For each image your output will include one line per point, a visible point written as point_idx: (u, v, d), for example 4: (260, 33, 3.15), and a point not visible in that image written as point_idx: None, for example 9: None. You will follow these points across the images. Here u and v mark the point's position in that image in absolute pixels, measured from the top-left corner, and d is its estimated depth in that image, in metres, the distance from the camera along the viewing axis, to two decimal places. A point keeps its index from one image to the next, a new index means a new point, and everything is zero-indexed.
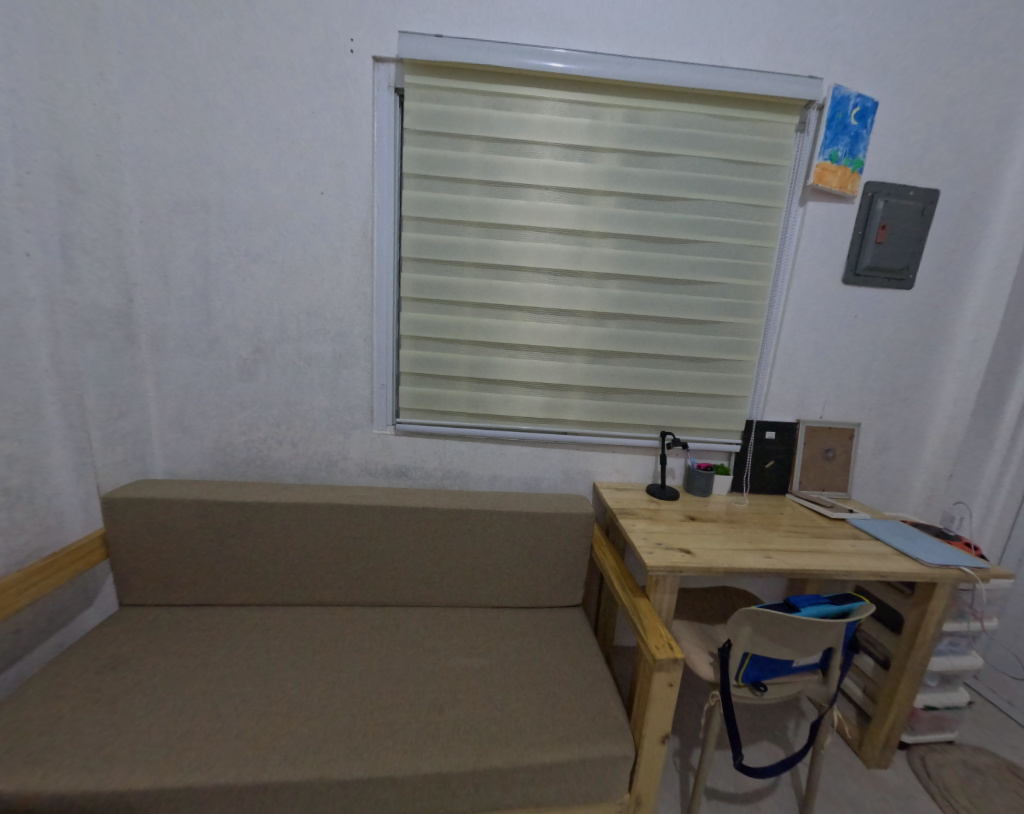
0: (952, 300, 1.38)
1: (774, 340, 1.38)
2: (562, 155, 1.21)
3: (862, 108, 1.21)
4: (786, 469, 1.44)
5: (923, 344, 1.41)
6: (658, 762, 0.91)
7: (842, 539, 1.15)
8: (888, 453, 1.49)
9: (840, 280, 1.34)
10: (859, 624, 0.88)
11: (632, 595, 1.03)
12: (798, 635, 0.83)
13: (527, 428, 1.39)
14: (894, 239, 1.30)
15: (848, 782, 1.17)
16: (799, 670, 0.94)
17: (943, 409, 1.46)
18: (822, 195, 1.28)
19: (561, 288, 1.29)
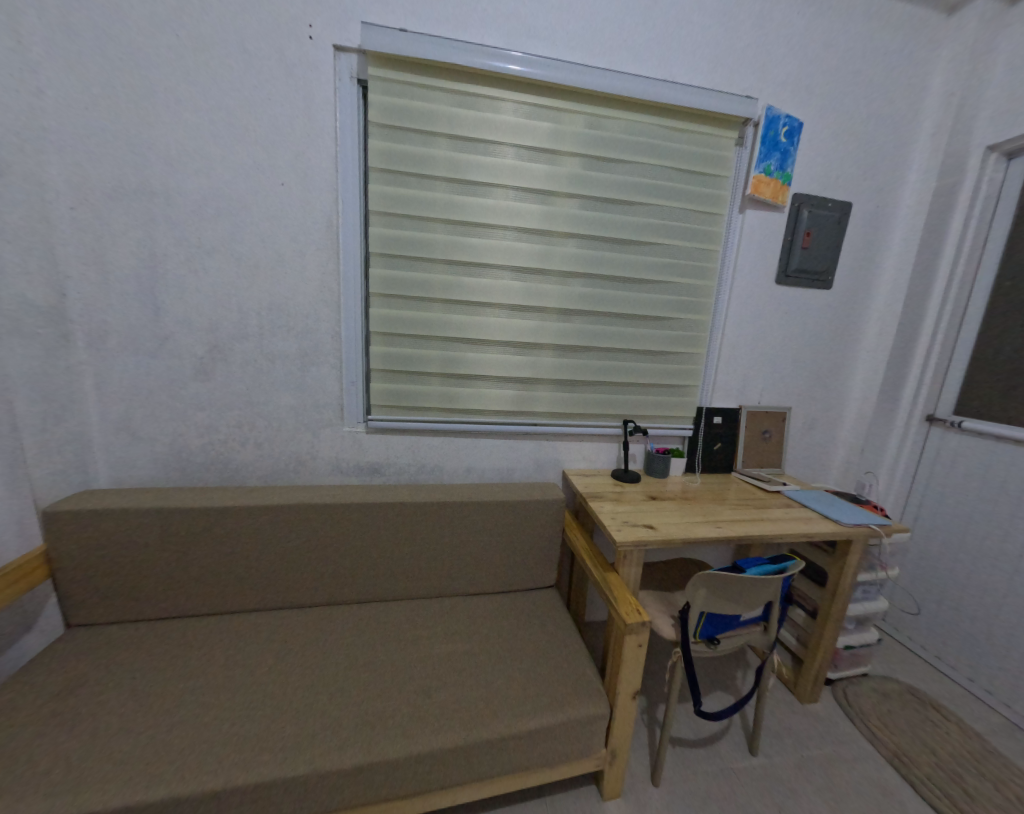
0: (862, 298, 1.60)
1: (720, 335, 1.52)
2: (526, 156, 1.26)
3: (790, 127, 1.36)
4: (730, 450, 1.60)
5: (840, 337, 1.62)
6: (629, 716, 1.00)
7: (777, 507, 1.31)
8: (813, 432, 1.70)
9: (773, 280, 1.50)
10: (794, 578, 1.03)
11: (603, 570, 1.12)
12: (746, 590, 0.96)
13: (498, 421, 1.44)
14: (817, 245, 1.48)
15: (787, 716, 1.35)
16: (745, 622, 1.07)
17: (857, 392, 1.69)
18: (758, 203, 1.43)
19: (526, 285, 1.34)
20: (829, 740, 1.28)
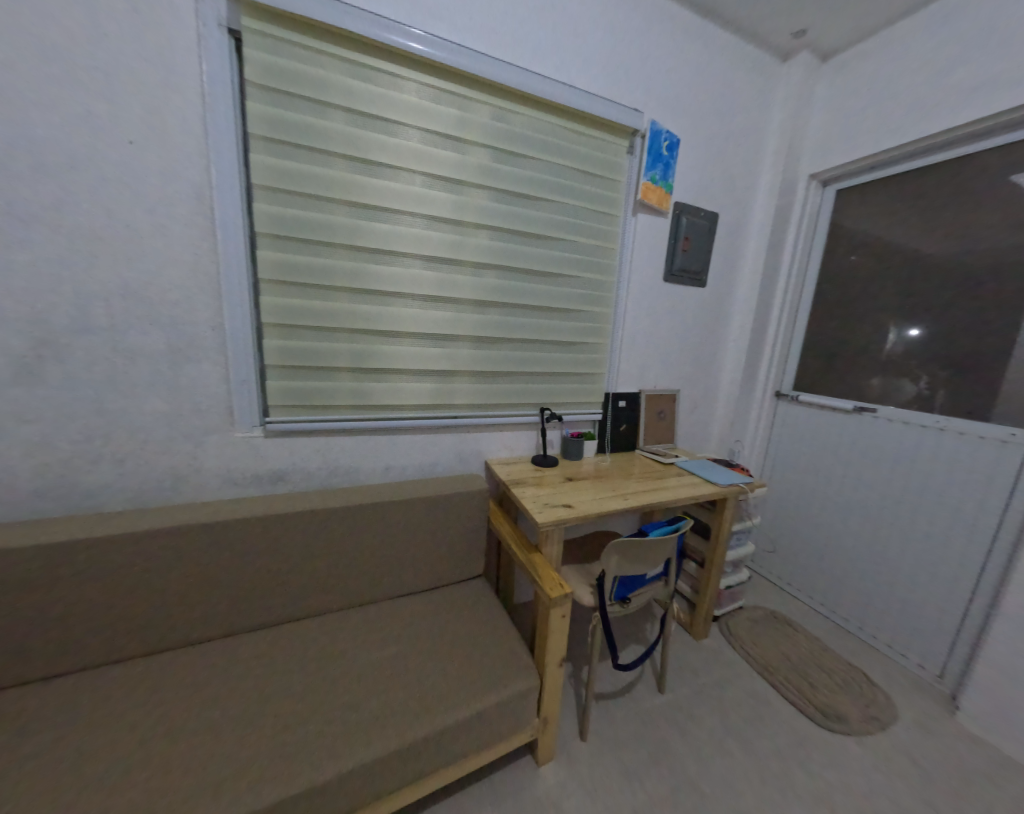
0: (728, 295, 1.89)
1: (621, 326, 1.67)
2: (432, 141, 1.22)
3: (671, 142, 1.53)
4: (633, 430, 1.78)
5: (713, 327, 1.89)
6: (558, 683, 1.07)
7: (672, 477, 1.51)
8: (696, 410, 1.98)
9: (661, 278, 1.69)
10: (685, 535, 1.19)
11: (528, 552, 1.17)
12: (649, 550, 1.09)
13: (416, 416, 1.39)
14: (694, 248, 1.70)
15: (686, 654, 1.57)
16: (651, 580, 1.22)
17: (727, 374, 2.00)
18: (648, 208, 1.59)
19: (439, 275, 1.31)
20: (717, 666, 1.52)
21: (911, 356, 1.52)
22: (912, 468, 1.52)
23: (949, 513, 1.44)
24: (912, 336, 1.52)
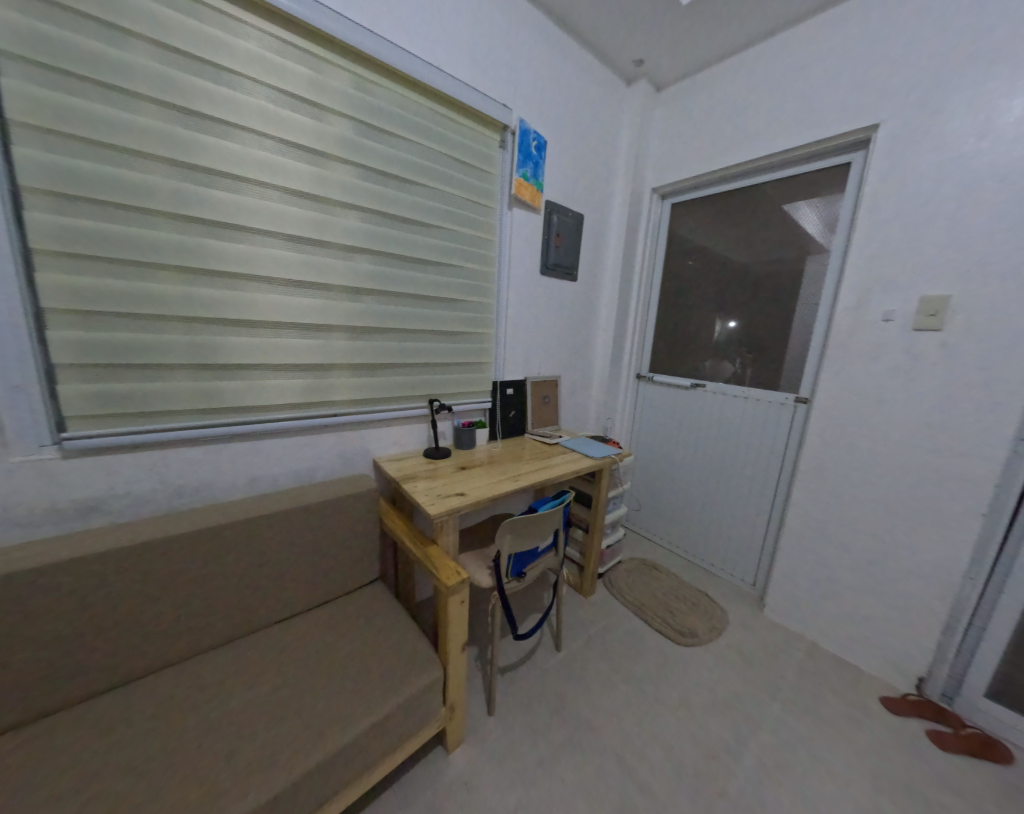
0: (596, 288, 2.11)
1: (504, 316, 1.72)
2: (281, 102, 1.07)
3: (538, 142, 1.62)
4: (521, 415, 1.87)
5: (585, 318, 2.09)
6: (462, 668, 1.09)
7: (556, 456, 1.64)
8: (575, 393, 2.17)
9: (539, 271, 1.80)
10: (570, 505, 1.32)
11: (423, 546, 1.15)
12: (539, 524, 1.18)
13: (286, 417, 1.24)
14: (565, 244, 1.84)
15: (578, 612, 1.75)
16: (543, 551, 1.32)
17: (598, 360, 2.24)
18: (522, 203, 1.66)
19: (302, 257, 1.17)
20: (603, 616, 1.73)
21: (730, 342, 1.91)
22: (732, 429, 1.93)
23: (756, 461, 1.86)
24: (731, 327, 1.90)
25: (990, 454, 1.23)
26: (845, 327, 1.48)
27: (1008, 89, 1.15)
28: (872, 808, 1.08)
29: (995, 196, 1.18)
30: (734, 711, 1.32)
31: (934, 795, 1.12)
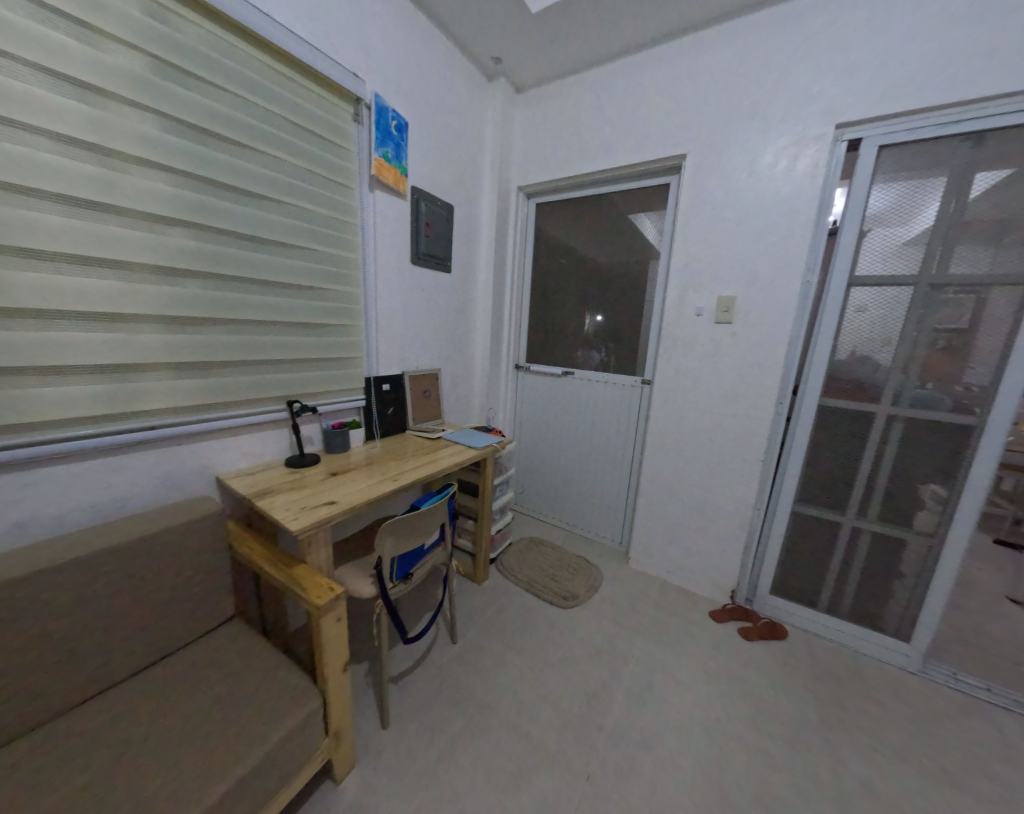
0: (470, 281, 2.12)
1: (373, 307, 1.61)
2: (22, 10, 0.80)
3: (398, 123, 1.54)
4: (401, 412, 1.79)
5: (462, 310, 2.10)
6: (344, 690, 1.01)
7: (439, 451, 1.62)
8: (457, 386, 2.17)
9: (409, 260, 1.72)
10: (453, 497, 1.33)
11: (287, 568, 1.01)
12: (422, 521, 1.16)
13: (75, 433, 0.95)
14: (436, 233, 1.80)
15: (471, 601, 1.77)
16: (429, 549, 1.29)
17: (478, 353, 2.26)
18: (384, 186, 1.56)
19: (79, 224, 0.91)
20: (496, 600, 1.78)
21: (597, 335, 2.11)
22: (597, 411, 2.17)
23: (617, 437, 2.13)
24: (597, 321, 2.10)
25: (766, 416, 1.63)
26: (672, 321, 1.78)
27: (763, 139, 1.51)
28: (704, 699, 1.36)
29: (761, 220, 1.54)
30: (609, 655, 1.51)
31: (744, 676, 1.46)
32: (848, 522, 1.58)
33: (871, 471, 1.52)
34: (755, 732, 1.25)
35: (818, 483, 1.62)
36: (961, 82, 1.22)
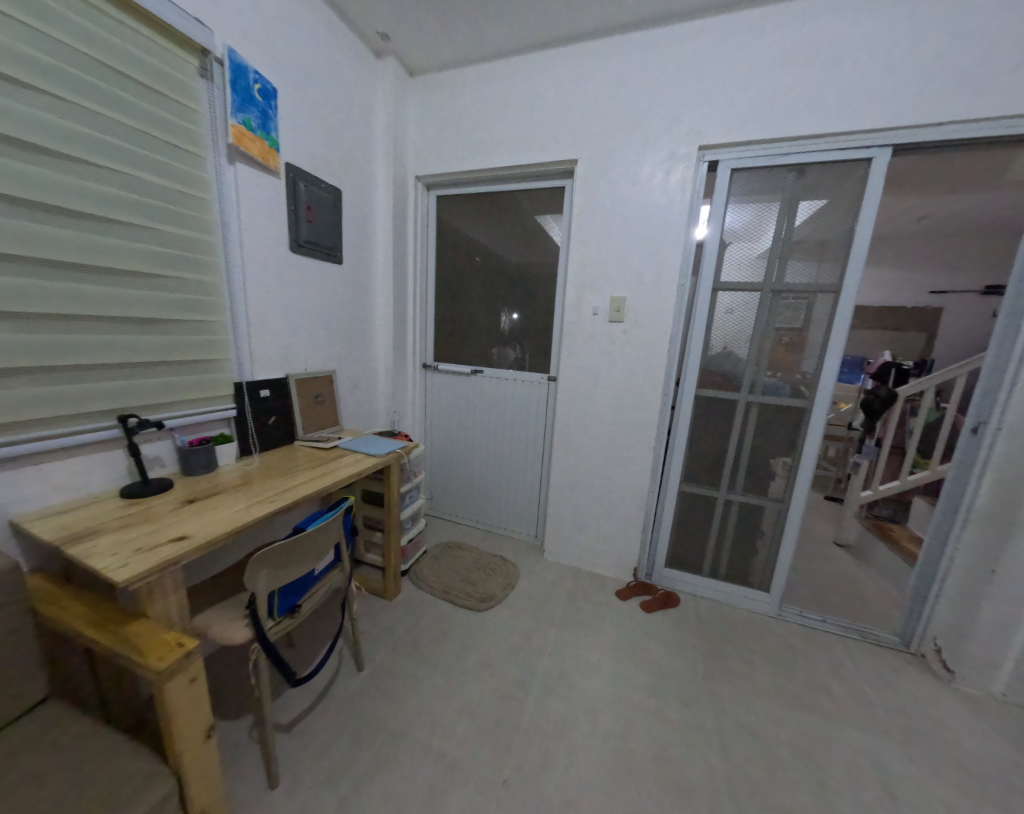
0: (366, 275, 1.95)
1: (242, 300, 1.38)
2: None
3: (263, 87, 1.34)
4: (287, 420, 1.58)
5: (359, 306, 1.93)
6: (210, 761, 0.84)
7: (333, 463, 1.47)
8: (357, 389, 1.99)
9: (288, 247, 1.52)
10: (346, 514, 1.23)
11: (117, 629, 0.81)
12: (305, 547, 1.04)
13: None
14: (320, 219, 1.61)
15: (382, 619, 1.64)
16: (320, 575, 1.17)
17: (380, 352, 2.10)
18: (248, 160, 1.35)
19: None
20: (409, 614, 1.68)
21: (513, 333, 2.10)
22: (507, 408, 2.17)
23: (527, 433, 2.16)
24: (513, 319, 2.09)
25: (655, 407, 1.78)
26: (572, 320, 1.85)
27: (643, 152, 1.63)
28: (612, 677, 1.44)
29: (645, 228, 1.67)
30: (525, 651, 1.52)
31: (646, 647, 1.59)
32: (722, 496, 1.81)
33: (736, 451, 1.75)
34: (655, 698, 1.37)
35: (699, 464, 1.82)
36: (790, 120, 1.45)
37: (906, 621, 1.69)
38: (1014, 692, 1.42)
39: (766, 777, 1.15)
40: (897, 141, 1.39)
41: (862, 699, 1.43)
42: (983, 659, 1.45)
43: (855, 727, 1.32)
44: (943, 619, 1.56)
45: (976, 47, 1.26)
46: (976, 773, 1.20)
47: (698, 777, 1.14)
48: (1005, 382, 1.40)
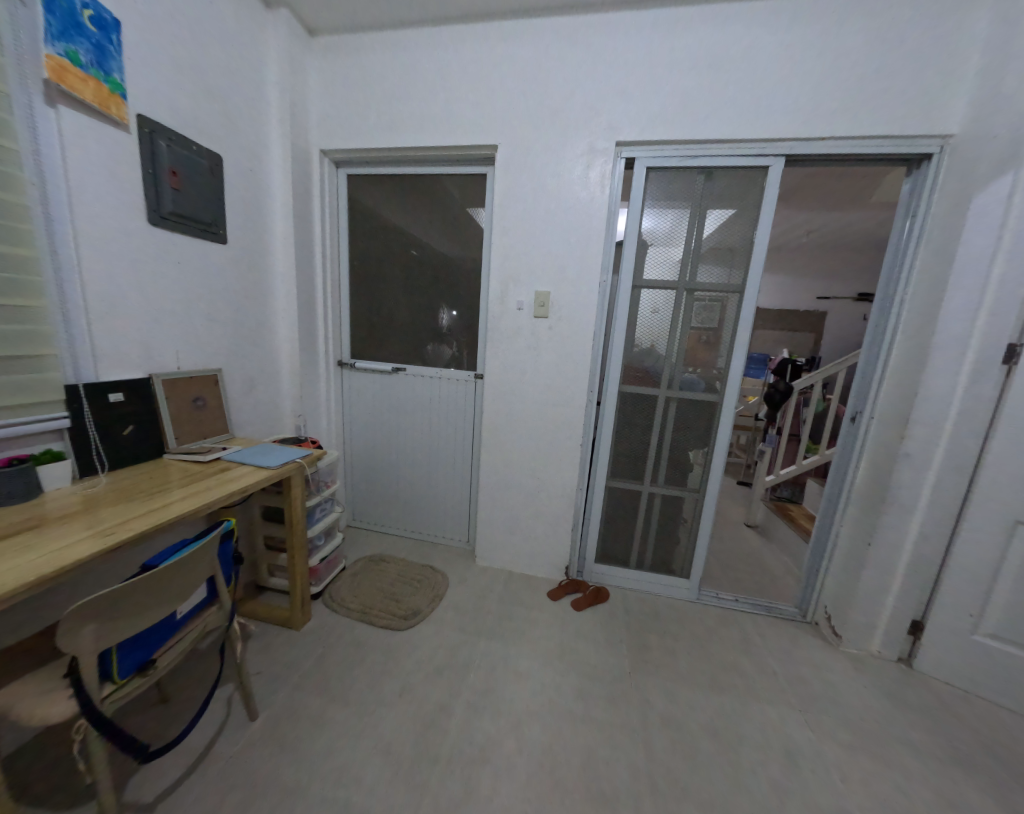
0: (263, 259, 1.70)
1: (76, 279, 1.14)
2: None
3: (98, 16, 1.10)
4: (153, 429, 1.33)
5: (253, 295, 1.68)
6: None
7: (210, 477, 1.26)
8: (255, 391, 1.74)
9: (145, 219, 1.28)
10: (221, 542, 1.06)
11: None
12: (152, 590, 0.86)
13: None
14: (191, 188, 1.38)
15: (286, 653, 1.45)
16: (184, 619, 1.00)
17: (283, 348, 1.84)
18: (78, 104, 1.11)
19: None
20: (320, 643, 1.50)
21: (453, 329, 1.95)
22: (433, 407, 2.04)
23: (455, 434, 2.05)
24: (455, 316, 1.94)
25: (581, 404, 1.77)
26: (497, 315, 1.77)
27: (563, 143, 1.59)
28: (541, 684, 1.40)
29: (567, 221, 1.64)
30: (450, 669, 1.42)
31: (576, 646, 1.57)
32: (645, 489, 1.85)
33: (658, 445, 1.80)
34: (581, 700, 1.34)
35: (624, 459, 1.84)
36: (697, 124, 1.49)
37: (802, 594, 1.84)
38: (887, 648, 1.61)
39: (685, 766, 1.17)
40: (788, 152, 1.49)
41: (767, 672, 1.53)
42: (864, 622, 1.63)
43: (762, 700, 1.41)
44: (832, 590, 1.73)
45: (849, 72, 1.39)
46: (858, 729, 1.33)
47: (621, 780, 1.13)
48: (876, 375, 1.58)
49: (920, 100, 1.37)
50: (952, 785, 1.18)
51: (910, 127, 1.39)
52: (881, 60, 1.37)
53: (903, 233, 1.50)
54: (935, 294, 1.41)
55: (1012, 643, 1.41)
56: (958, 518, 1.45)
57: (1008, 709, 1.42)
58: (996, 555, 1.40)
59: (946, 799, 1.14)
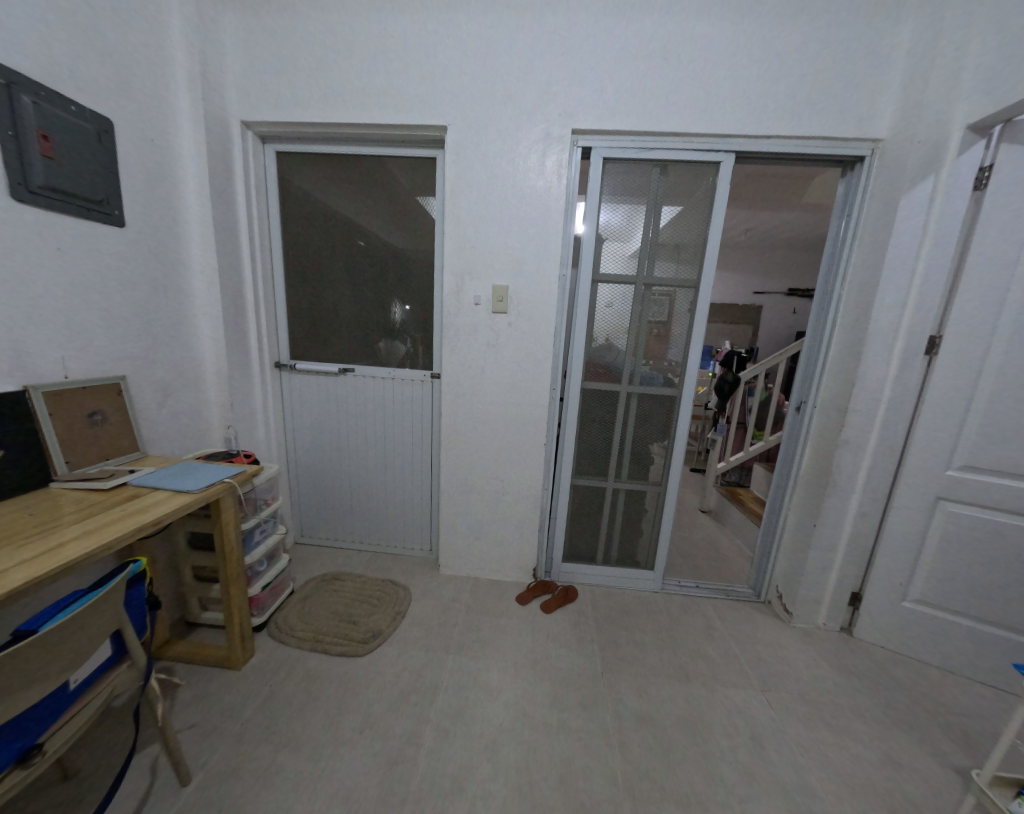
0: (176, 246, 1.47)
1: None
2: None
3: None
4: (32, 454, 1.11)
5: (164, 287, 1.44)
6: None
7: (112, 507, 1.06)
8: (172, 399, 1.50)
9: (8, 193, 1.05)
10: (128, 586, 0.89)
11: None
12: (27, 662, 0.69)
13: None
14: (70, 158, 1.15)
15: (223, 699, 1.27)
16: (79, 689, 0.83)
17: (207, 349, 1.61)
18: None
19: None
20: (263, 682, 1.33)
21: (407, 325, 1.82)
22: (386, 411, 1.90)
23: (411, 438, 1.92)
24: (407, 311, 1.80)
25: (544, 402, 1.72)
26: (452, 310, 1.66)
27: (517, 127, 1.50)
28: (514, 697, 1.34)
29: (523, 212, 1.56)
30: (415, 694, 1.32)
31: (546, 652, 1.52)
32: (609, 485, 1.84)
33: (621, 440, 1.80)
34: (556, 709, 1.31)
35: (588, 457, 1.82)
36: (652, 116, 1.47)
37: (756, 576, 1.93)
38: (832, 620, 1.73)
39: (659, 764, 1.17)
40: (738, 148, 1.51)
41: (729, 656, 1.58)
42: (811, 598, 1.73)
43: (727, 685, 1.45)
44: (783, 571, 1.83)
45: (792, 73, 1.43)
46: (812, 701, 1.41)
47: (600, 789, 1.11)
48: (818, 366, 1.66)
49: (854, 103, 1.44)
50: (896, 745, 1.28)
51: (846, 129, 1.45)
52: (820, 62, 1.41)
53: (838, 233, 1.58)
54: (867, 290, 1.50)
55: (936, 606, 1.56)
56: (889, 497, 1.58)
57: (933, 665, 1.58)
58: (922, 529, 1.54)
59: (891, 759, 1.24)
